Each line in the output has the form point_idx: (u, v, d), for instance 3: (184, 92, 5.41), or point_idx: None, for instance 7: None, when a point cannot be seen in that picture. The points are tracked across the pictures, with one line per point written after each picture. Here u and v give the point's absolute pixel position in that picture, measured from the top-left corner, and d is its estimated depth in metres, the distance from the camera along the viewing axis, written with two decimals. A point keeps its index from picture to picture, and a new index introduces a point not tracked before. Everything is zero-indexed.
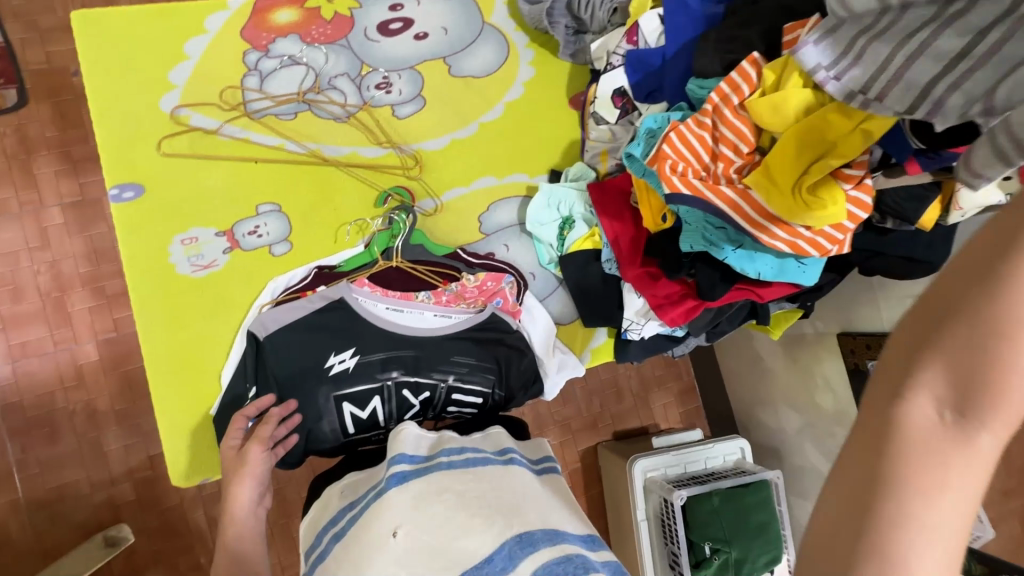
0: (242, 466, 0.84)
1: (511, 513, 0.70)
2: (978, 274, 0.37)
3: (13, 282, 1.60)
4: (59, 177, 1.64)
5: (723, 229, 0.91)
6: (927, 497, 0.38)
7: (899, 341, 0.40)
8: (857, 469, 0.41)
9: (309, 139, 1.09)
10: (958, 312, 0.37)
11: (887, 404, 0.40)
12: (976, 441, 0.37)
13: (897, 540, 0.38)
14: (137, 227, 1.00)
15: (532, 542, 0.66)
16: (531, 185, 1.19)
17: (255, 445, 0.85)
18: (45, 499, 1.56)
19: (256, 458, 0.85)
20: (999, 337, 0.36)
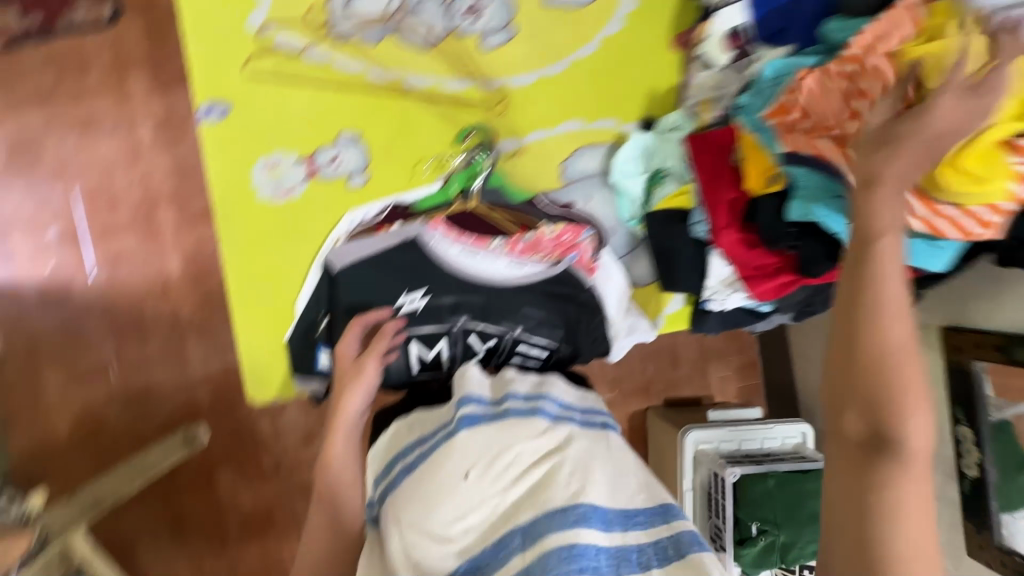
0: (359, 374, 0.91)
1: (586, 472, 0.67)
2: (845, 346, 0.58)
3: (110, 193, 1.71)
4: (150, 94, 1.71)
5: (843, 199, 0.80)
6: (893, 499, 0.55)
7: (832, 389, 0.60)
8: (843, 485, 0.59)
9: (392, 67, 1.03)
10: (848, 369, 0.58)
11: (836, 435, 0.59)
12: (906, 449, 0.56)
13: (883, 530, 0.55)
14: (222, 149, 0.98)
15: (606, 520, 0.64)
16: (620, 133, 1.09)
17: (371, 357, 0.94)
18: (136, 394, 1.73)
19: (371, 369, 0.93)
20: (880, 379, 0.56)
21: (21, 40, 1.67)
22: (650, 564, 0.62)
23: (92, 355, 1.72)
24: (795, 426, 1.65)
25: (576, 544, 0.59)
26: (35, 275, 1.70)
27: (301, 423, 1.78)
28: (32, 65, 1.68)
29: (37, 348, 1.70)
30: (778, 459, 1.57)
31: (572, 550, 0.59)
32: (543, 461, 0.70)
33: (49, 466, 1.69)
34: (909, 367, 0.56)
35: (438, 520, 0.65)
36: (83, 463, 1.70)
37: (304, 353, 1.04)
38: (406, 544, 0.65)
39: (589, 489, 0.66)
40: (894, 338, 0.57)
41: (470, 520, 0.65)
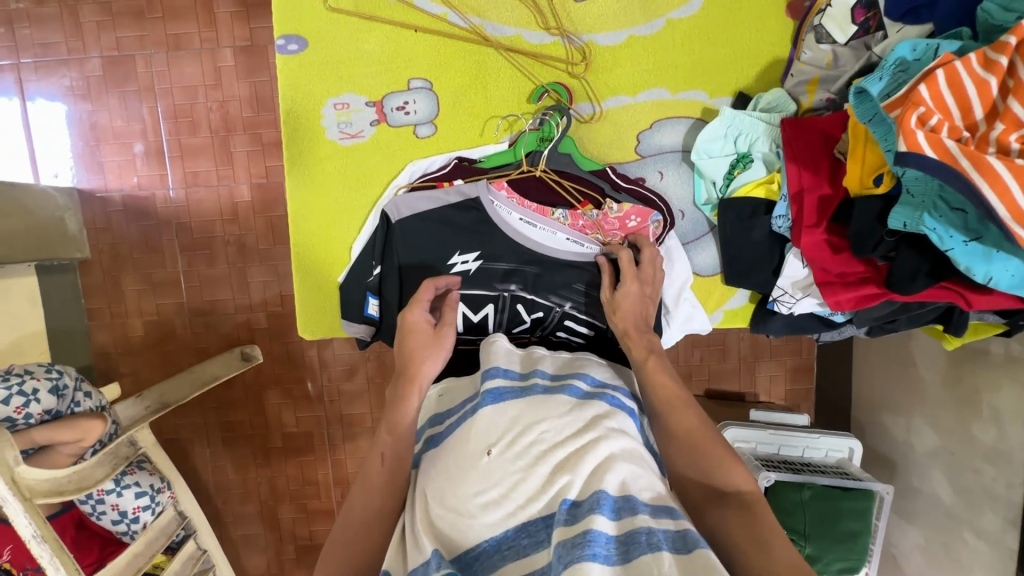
0: (436, 345, 0.81)
1: (604, 459, 0.66)
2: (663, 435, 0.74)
3: (191, 114, 1.78)
4: (234, 19, 1.73)
5: (961, 212, 0.70)
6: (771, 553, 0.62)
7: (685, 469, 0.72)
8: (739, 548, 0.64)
9: (473, 12, 0.98)
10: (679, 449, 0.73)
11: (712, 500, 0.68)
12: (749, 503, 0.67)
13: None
14: (297, 83, 0.98)
15: (614, 509, 0.61)
16: (709, 107, 1.00)
17: (447, 330, 0.83)
18: (202, 309, 1.85)
19: (447, 341, 0.82)
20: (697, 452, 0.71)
21: None
22: (659, 545, 0.56)
23: (167, 269, 1.84)
24: (843, 441, 1.55)
25: (593, 529, 0.57)
26: (122, 186, 1.81)
27: (345, 357, 1.86)
28: None
29: (120, 255, 1.83)
30: (817, 471, 1.51)
31: (586, 537, 0.57)
32: (566, 439, 0.68)
33: (125, 363, 1.87)
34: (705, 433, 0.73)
35: (459, 493, 0.65)
36: (153, 365, 1.87)
37: (350, 300, 1.00)
38: (430, 515, 0.66)
39: (609, 474, 0.64)
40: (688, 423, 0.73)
41: (491, 494, 0.64)
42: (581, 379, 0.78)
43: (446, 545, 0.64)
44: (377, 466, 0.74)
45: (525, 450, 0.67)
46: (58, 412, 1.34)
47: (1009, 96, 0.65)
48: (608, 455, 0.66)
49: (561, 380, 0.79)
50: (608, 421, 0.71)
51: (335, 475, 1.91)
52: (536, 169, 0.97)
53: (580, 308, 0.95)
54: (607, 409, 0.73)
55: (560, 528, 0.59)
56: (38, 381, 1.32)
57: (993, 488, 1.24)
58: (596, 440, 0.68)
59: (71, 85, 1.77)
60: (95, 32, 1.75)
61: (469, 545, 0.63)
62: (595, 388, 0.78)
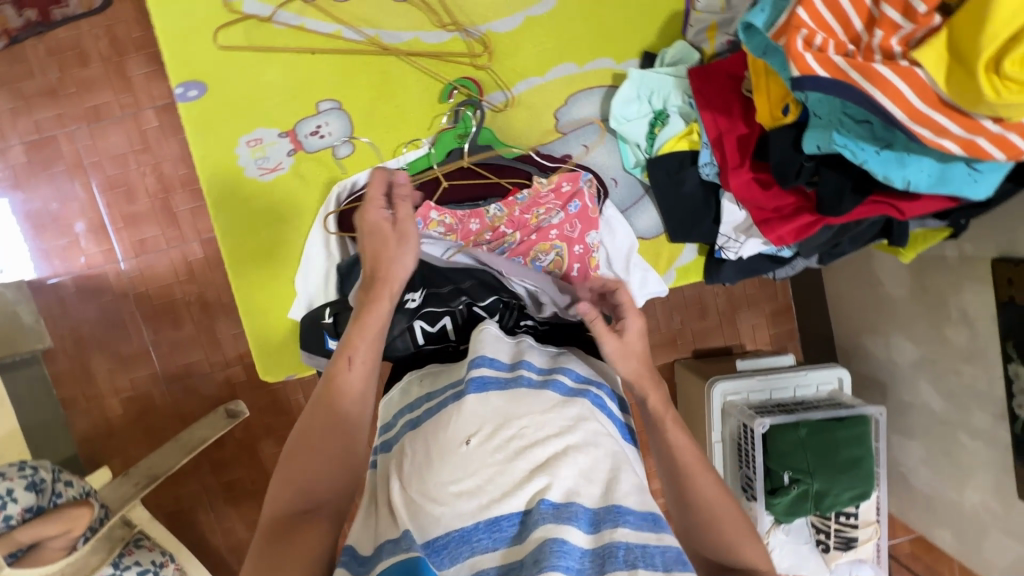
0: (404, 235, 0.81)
1: (588, 464, 0.68)
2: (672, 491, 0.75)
3: (126, 182, 1.75)
4: (150, 80, 1.72)
5: (866, 123, 0.71)
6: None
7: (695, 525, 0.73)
8: None
9: (366, 24, 0.97)
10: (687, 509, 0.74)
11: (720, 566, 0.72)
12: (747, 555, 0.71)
13: None
14: (207, 128, 0.96)
15: (594, 522, 0.63)
16: (618, 72, 1.00)
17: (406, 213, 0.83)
18: (177, 374, 1.82)
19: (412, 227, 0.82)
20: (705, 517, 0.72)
21: (20, 35, 1.67)
22: (636, 563, 0.58)
23: (133, 341, 1.80)
24: (830, 372, 1.57)
25: (561, 538, 0.59)
26: (70, 269, 1.77)
27: None
28: (35, 61, 1.70)
29: (82, 337, 1.80)
30: (811, 407, 1.52)
31: (561, 547, 0.58)
32: (549, 437, 0.69)
33: (109, 445, 1.82)
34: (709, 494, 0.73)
35: (436, 481, 0.66)
36: (139, 441, 1.83)
37: (308, 335, 0.96)
38: (407, 497, 0.67)
39: (586, 488, 0.66)
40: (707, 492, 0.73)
41: (466, 484, 0.66)
42: (566, 374, 0.78)
43: (419, 527, 0.64)
44: (347, 370, 0.74)
45: (506, 444, 0.68)
46: (40, 508, 1.30)
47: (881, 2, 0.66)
48: (592, 459, 0.68)
49: (546, 374, 0.79)
50: (590, 423, 0.71)
51: None
52: (439, 176, 0.96)
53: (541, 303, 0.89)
54: (591, 409, 0.74)
55: (540, 532, 0.60)
56: (12, 481, 1.29)
57: (976, 386, 1.26)
58: (578, 444, 0.69)
59: None
60: (10, 119, 1.71)
61: (438, 534, 0.63)
62: (580, 384, 0.78)
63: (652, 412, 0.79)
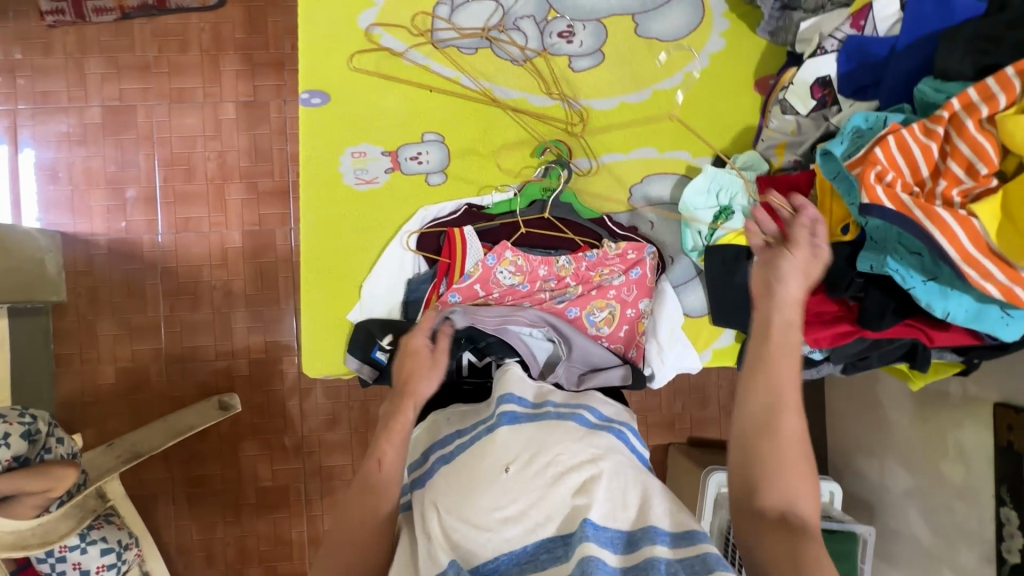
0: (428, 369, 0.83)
1: (621, 491, 0.71)
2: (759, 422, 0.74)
3: (187, 162, 1.82)
4: (239, 77, 1.82)
5: (918, 255, 0.80)
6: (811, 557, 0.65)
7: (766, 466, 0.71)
8: None
9: (483, 77, 1.09)
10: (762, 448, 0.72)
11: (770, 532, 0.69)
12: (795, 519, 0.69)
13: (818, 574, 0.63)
14: (319, 133, 1.05)
15: (633, 542, 0.66)
16: (692, 165, 1.12)
17: (418, 334, 0.87)
18: (180, 355, 1.81)
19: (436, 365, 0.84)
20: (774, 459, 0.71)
21: (133, 13, 1.78)
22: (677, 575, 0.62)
23: (147, 313, 1.81)
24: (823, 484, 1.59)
25: (602, 558, 0.62)
26: (108, 230, 1.80)
27: (326, 407, 1.82)
28: (138, 38, 1.81)
29: (98, 298, 1.80)
30: None
31: (596, 563, 0.61)
32: (582, 463, 0.72)
33: (90, 412, 1.78)
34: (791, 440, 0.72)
35: (479, 507, 0.68)
36: (122, 415, 1.78)
37: (361, 340, 1.01)
38: (448, 527, 0.68)
39: (620, 511, 0.69)
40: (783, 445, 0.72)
41: (509, 510, 0.68)
42: (589, 411, 0.83)
43: (465, 553, 0.66)
44: (376, 471, 0.75)
45: (543, 470, 0.71)
46: (26, 459, 1.27)
47: (947, 158, 0.77)
48: (623, 488, 0.71)
49: (570, 407, 0.84)
50: (617, 454, 0.75)
51: (309, 533, 1.82)
52: (521, 222, 1.04)
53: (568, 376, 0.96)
54: (616, 442, 0.78)
55: (587, 543, 0.62)
56: (10, 425, 1.26)
57: (965, 525, 1.30)
58: (608, 470, 0.72)
59: (68, 131, 1.80)
60: (98, 83, 1.80)
61: (487, 558, 0.66)
62: (603, 421, 0.83)
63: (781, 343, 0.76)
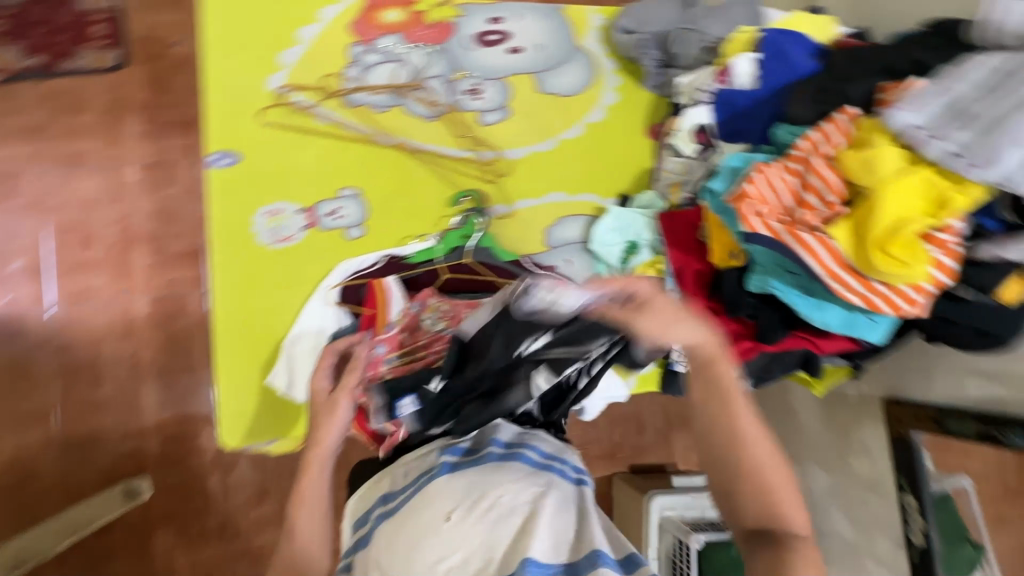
0: (331, 415, 0.86)
1: (565, 528, 0.70)
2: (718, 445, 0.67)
3: (86, 229, 1.69)
4: (144, 137, 1.74)
5: (794, 275, 0.91)
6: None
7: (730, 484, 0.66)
8: None
9: (396, 132, 1.13)
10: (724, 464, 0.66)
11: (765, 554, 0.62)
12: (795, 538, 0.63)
13: None
14: (229, 193, 1.04)
15: (576, 569, 0.65)
16: (599, 206, 1.21)
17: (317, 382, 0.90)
18: (79, 440, 1.62)
19: (342, 409, 0.86)
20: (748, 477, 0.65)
21: (23, 74, 1.69)
22: None
23: (38, 395, 1.62)
24: None
25: None
26: None
27: (253, 479, 1.68)
28: (26, 100, 1.69)
29: None
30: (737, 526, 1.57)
31: None
32: (523, 502, 0.73)
33: None
34: (762, 446, 0.66)
35: (422, 560, 0.68)
36: (6, 515, 1.56)
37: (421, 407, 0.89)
38: None
39: (566, 544, 0.69)
40: (759, 453, 0.66)
41: (453, 560, 0.68)
42: (530, 449, 0.84)
43: None
44: (295, 532, 0.80)
45: (485, 514, 0.71)
46: None
47: (805, 191, 0.89)
48: (566, 522, 0.71)
49: (512, 448, 0.84)
50: (560, 488, 0.77)
51: None
52: (442, 269, 1.05)
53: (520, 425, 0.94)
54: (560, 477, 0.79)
55: None
56: None
57: (879, 515, 1.41)
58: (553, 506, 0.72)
59: None
60: None
61: None
62: (545, 460, 0.83)
63: (708, 374, 0.69)
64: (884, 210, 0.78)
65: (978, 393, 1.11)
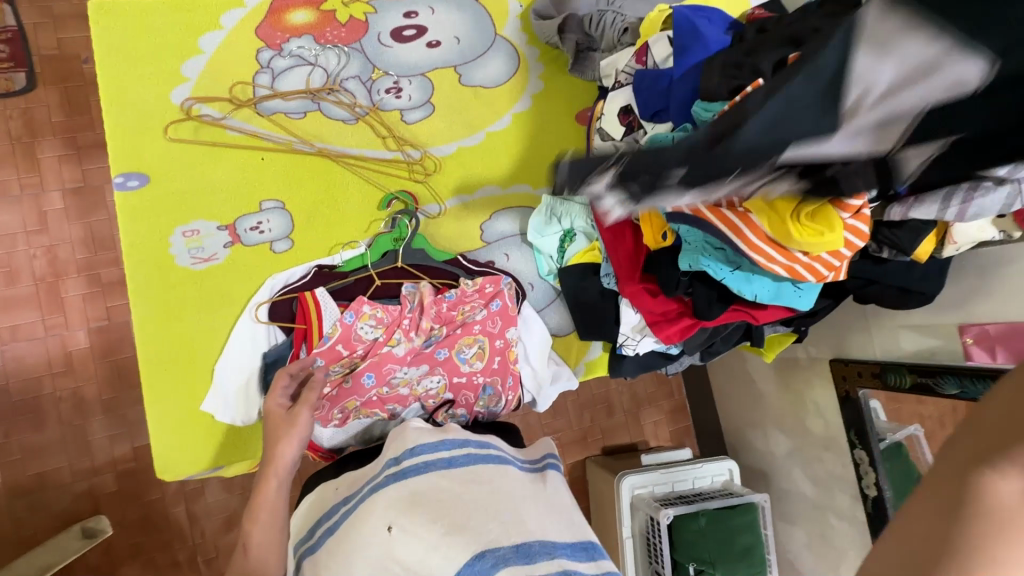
0: (291, 427, 0.82)
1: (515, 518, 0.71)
2: None
3: (9, 263, 1.57)
4: (63, 162, 1.63)
5: (722, 250, 0.91)
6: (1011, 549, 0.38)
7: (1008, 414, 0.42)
8: None
9: (316, 138, 1.09)
10: None
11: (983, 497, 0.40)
12: None
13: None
14: (141, 217, 0.99)
15: (529, 553, 0.66)
16: (534, 196, 1.21)
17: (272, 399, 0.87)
18: (24, 487, 1.51)
19: (304, 421, 0.83)
20: None
21: None
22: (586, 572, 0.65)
23: None
24: (721, 464, 1.67)
25: None
26: None
27: (222, 503, 1.60)
28: None
29: None
30: (707, 497, 1.59)
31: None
32: (467, 503, 0.72)
33: None
34: None
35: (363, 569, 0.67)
36: None
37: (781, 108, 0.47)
38: None
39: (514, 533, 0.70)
40: None
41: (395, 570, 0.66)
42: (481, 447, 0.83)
43: None
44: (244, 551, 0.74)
45: (429, 518, 0.70)
46: None
47: None
48: (512, 512, 0.72)
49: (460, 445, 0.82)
50: (512, 482, 0.78)
51: None
52: (374, 274, 1.04)
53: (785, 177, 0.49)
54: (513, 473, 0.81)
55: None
56: None
57: (834, 471, 1.44)
58: (501, 499, 0.74)
59: None
60: None
61: None
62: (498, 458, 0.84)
63: None
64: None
65: (910, 346, 1.15)
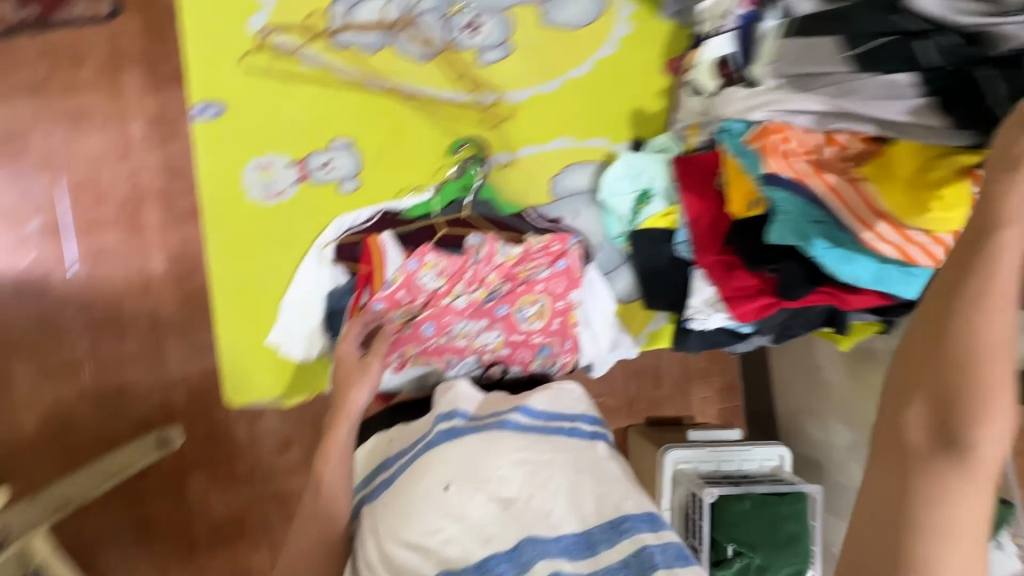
0: (362, 374, 0.85)
1: (572, 496, 0.70)
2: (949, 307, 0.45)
3: (96, 186, 1.65)
4: (144, 91, 1.67)
5: (820, 223, 0.81)
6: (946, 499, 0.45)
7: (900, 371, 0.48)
8: None
9: (388, 75, 1.05)
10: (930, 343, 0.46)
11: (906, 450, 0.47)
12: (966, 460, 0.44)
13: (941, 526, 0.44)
14: (217, 148, 1.00)
15: (591, 544, 0.65)
16: (610, 152, 1.12)
17: (347, 341, 0.91)
18: (109, 394, 1.65)
19: (375, 371, 0.86)
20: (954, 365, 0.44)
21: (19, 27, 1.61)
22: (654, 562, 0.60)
23: (66, 351, 1.64)
24: (773, 449, 1.60)
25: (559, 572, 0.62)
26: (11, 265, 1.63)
27: (278, 429, 1.69)
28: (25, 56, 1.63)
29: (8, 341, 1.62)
30: (755, 480, 1.53)
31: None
32: (523, 475, 0.71)
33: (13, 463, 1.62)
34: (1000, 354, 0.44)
35: (418, 527, 0.67)
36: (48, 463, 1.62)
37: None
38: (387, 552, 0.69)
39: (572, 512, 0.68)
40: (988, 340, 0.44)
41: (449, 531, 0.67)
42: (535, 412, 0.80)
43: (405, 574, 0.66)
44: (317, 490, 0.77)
45: (484, 484, 0.70)
46: None
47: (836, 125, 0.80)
48: (568, 492, 0.70)
49: (508, 407, 0.80)
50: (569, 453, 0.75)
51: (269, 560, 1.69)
52: (438, 223, 0.98)
53: (936, 28, 0.69)
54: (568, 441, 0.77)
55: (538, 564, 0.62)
56: None
57: None
58: (558, 474, 0.72)
59: None
60: None
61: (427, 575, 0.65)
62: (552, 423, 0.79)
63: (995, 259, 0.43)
64: (912, 139, 0.72)
65: None
